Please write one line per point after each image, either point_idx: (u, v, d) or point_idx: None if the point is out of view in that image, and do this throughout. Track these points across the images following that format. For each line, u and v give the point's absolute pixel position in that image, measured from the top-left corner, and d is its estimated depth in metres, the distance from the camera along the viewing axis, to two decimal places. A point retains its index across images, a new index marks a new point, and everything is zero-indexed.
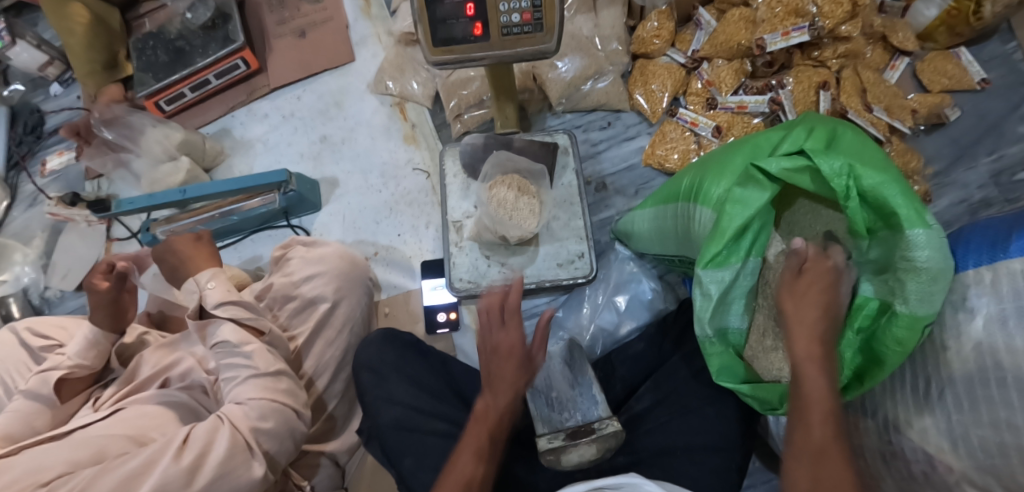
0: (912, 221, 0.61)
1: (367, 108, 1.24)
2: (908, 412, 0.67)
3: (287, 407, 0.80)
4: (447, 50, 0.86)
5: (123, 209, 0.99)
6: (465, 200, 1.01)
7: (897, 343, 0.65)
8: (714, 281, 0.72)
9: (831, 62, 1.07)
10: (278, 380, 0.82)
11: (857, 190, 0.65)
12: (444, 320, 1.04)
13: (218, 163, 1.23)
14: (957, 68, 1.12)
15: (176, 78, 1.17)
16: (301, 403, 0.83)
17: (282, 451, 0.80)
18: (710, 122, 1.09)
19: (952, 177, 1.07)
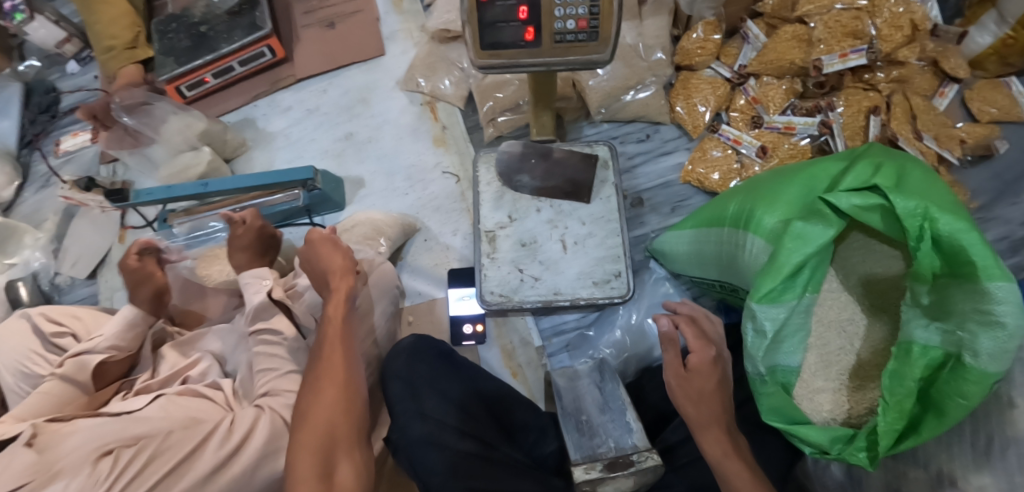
0: (992, 273, 0.59)
1: (396, 106, 1.19)
2: (965, 466, 0.64)
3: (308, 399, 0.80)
4: (493, 54, 0.82)
5: (140, 200, 0.95)
6: (498, 210, 0.97)
7: (960, 396, 0.61)
8: (769, 318, 0.68)
9: (882, 86, 1.04)
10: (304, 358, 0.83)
11: (931, 234, 0.62)
12: (470, 333, 1.00)
13: (239, 154, 1.19)
14: (1005, 99, 1.09)
15: (199, 63, 1.13)
16: None
17: None
18: (754, 141, 1.05)
19: (995, 212, 1.05)
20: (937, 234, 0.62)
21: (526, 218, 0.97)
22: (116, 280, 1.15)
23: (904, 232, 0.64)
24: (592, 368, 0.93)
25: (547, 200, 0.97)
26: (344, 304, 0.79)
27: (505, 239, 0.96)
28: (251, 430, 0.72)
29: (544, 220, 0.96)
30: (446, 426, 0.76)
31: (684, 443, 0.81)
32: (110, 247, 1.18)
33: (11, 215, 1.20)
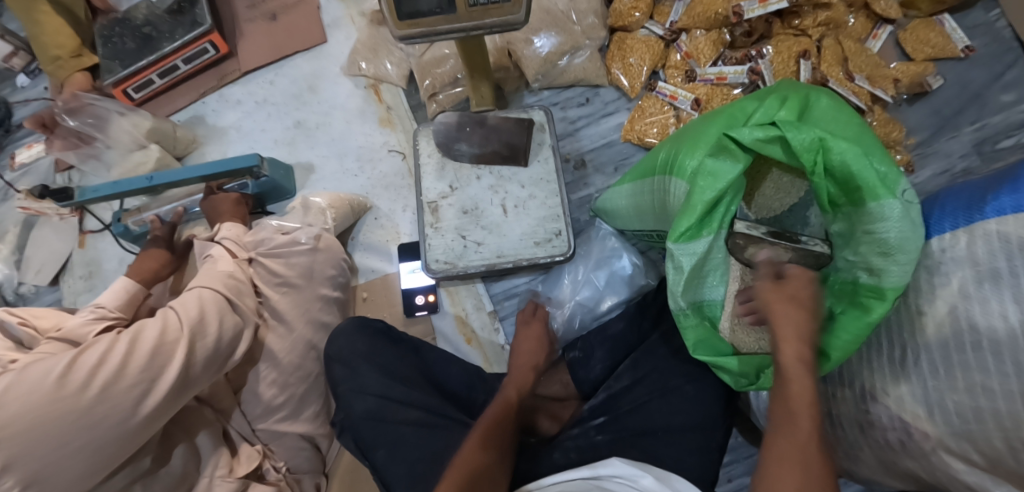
0: (878, 193, 0.61)
1: (341, 92, 1.21)
2: (884, 380, 0.65)
3: (217, 359, 0.79)
4: (413, 23, 0.82)
5: (89, 198, 0.97)
6: (440, 180, 0.99)
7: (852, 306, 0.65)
8: (687, 253, 0.69)
9: (811, 31, 1.05)
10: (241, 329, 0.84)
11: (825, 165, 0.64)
12: (423, 303, 1.03)
13: (190, 151, 1.20)
14: (940, 36, 1.08)
15: (143, 64, 1.14)
16: (221, 355, 0.79)
17: (220, 323, 0.80)
18: (689, 95, 1.07)
19: (934, 147, 1.05)
20: (832, 165, 0.64)
21: (467, 186, 0.98)
22: (78, 284, 1.16)
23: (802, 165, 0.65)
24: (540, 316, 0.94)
25: (486, 166, 0.99)
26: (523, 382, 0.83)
27: (448, 208, 0.97)
28: (139, 332, 0.73)
29: (484, 187, 0.98)
30: (387, 398, 0.80)
31: (629, 389, 0.81)
32: (71, 252, 1.19)
33: None
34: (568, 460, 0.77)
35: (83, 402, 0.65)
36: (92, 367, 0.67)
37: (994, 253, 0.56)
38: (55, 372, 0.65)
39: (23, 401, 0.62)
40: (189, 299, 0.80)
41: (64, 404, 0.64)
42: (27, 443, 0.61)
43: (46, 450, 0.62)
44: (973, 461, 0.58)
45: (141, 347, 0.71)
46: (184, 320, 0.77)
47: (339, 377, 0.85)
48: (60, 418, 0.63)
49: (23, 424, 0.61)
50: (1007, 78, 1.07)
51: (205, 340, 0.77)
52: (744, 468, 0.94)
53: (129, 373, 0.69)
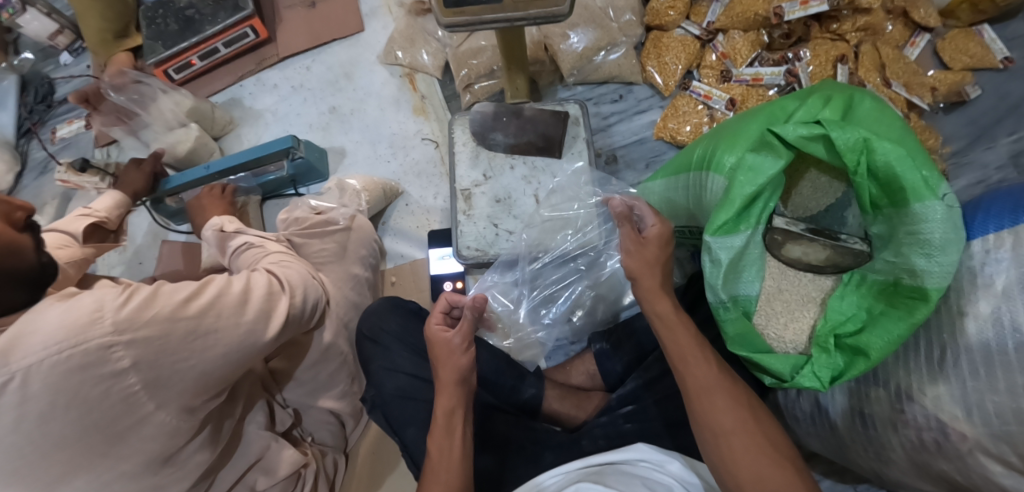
0: (921, 194, 0.61)
1: (376, 79, 1.22)
2: (921, 380, 0.65)
3: (299, 317, 0.79)
4: (459, 11, 0.83)
5: (170, 187, 1.04)
6: (474, 168, 1.00)
7: (892, 307, 0.66)
8: (724, 248, 0.69)
9: (849, 35, 1.05)
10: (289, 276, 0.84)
11: (869, 165, 0.64)
12: (451, 289, 1.04)
13: (227, 132, 1.23)
14: (979, 47, 1.07)
15: (185, 46, 1.16)
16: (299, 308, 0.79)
17: (294, 277, 0.81)
18: (724, 95, 1.07)
19: (970, 157, 1.03)
20: (876, 165, 0.64)
21: (501, 176, 1.00)
22: (111, 256, 1.18)
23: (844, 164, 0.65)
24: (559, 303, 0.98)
25: (521, 156, 1.00)
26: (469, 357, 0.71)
27: (480, 196, 0.99)
28: (249, 278, 0.74)
29: (518, 177, 1.00)
30: (418, 378, 0.82)
31: (657, 381, 0.81)
32: None
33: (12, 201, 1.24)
34: (597, 447, 0.77)
35: (207, 324, 0.64)
36: (214, 295, 0.67)
37: None
38: (182, 292, 0.64)
39: (158, 310, 0.60)
40: (282, 268, 0.82)
41: (192, 321, 0.62)
42: (153, 355, 0.59)
43: (168, 364, 0.60)
44: (1009, 463, 0.59)
45: (256, 292, 0.72)
46: (279, 279, 0.79)
47: (369, 356, 0.86)
48: (179, 337, 0.61)
49: (159, 332, 0.59)
50: None
51: (297, 300, 0.79)
52: None
53: (246, 310, 0.69)
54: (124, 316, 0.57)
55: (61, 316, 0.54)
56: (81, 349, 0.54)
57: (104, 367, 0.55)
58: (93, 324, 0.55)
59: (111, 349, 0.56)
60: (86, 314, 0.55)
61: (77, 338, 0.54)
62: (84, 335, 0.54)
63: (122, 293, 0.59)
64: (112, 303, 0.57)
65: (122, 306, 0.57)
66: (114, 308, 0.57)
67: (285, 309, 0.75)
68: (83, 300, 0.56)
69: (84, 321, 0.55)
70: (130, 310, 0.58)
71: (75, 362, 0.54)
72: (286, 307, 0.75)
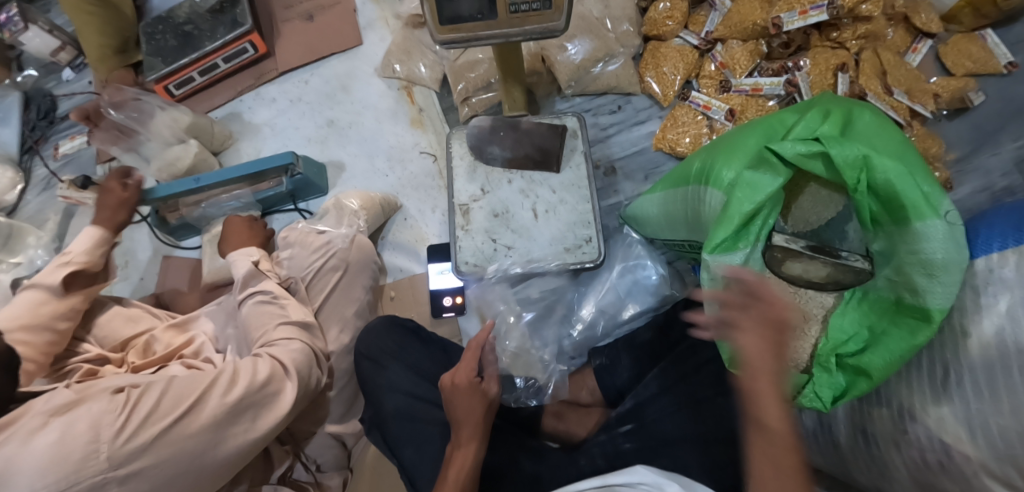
0: (922, 213, 0.60)
1: (374, 92, 1.22)
2: (924, 399, 0.63)
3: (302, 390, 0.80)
4: (454, 28, 0.83)
5: (158, 195, 0.96)
6: (472, 182, 1.00)
7: (896, 326, 0.65)
8: (723, 266, 0.69)
9: (850, 43, 1.04)
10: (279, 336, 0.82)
11: (869, 183, 0.63)
12: (450, 305, 1.04)
13: (226, 147, 1.23)
14: (982, 51, 1.05)
15: (184, 62, 1.17)
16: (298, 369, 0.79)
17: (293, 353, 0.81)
18: (722, 105, 1.06)
19: (974, 164, 1.02)
20: (875, 183, 0.63)
21: (499, 190, 0.99)
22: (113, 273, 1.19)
23: (843, 182, 0.64)
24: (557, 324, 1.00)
25: (518, 171, 1.00)
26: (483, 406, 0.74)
27: (478, 211, 0.98)
28: (256, 369, 0.74)
29: (515, 190, 0.99)
30: (415, 397, 0.82)
31: (657, 398, 0.81)
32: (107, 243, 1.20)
33: (15, 218, 1.24)
34: (595, 467, 0.77)
35: (202, 444, 0.66)
36: (213, 403, 0.68)
37: None
38: (180, 405, 0.66)
39: (152, 436, 0.63)
40: (286, 349, 0.80)
41: (189, 442, 0.66)
42: (148, 478, 0.63)
43: (166, 480, 0.64)
44: (1014, 484, 0.57)
45: (257, 379, 0.73)
46: (283, 364, 0.78)
47: (366, 376, 0.86)
48: (175, 458, 0.65)
49: (157, 459, 0.63)
50: None
51: (302, 379, 0.79)
52: None
53: (246, 416, 0.71)
54: (116, 451, 0.61)
55: (54, 452, 0.58)
56: (73, 489, 0.59)
57: None
58: (88, 459, 0.60)
59: (103, 486, 0.61)
60: (80, 451, 0.60)
61: (69, 476, 0.58)
62: (76, 474, 0.59)
63: (120, 411, 0.63)
64: (107, 432, 0.61)
65: (115, 436, 0.61)
66: (105, 440, 0.61)
67: (289, 399, 0.75)
68: (80, 422, 0.61)
69: (77, 459, 0.59)
70: (124, 439, 0.62)
71: None
72: (291, 397, 0.76)
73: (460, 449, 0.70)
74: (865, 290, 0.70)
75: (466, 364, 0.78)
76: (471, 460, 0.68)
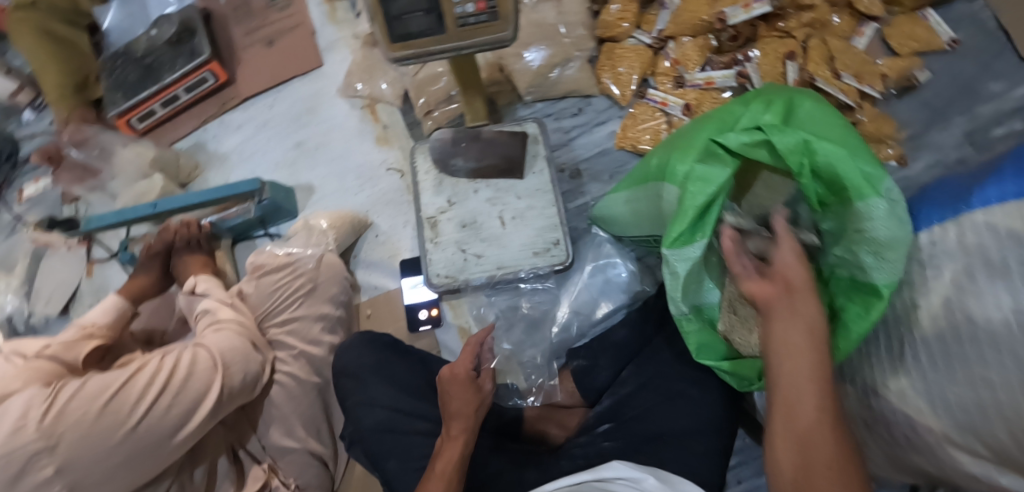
0: (863, 192, 0.62)
1: (338, 112, 1.23)
2: (885, 373, 0.65)
3: (240, 387, 0.83)
4: (405, 45, 0.85)
5: (93, 227, 1.00)
6: (438, 195, 1.00)
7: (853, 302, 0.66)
8: (682, 259, 0.70)
9: (796, 31, 1.07)
10: (219, 332, 0.86)
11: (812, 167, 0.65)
12: (426, 317, 1.05)
13: (194, 178, 1.23)
14: (925, 30, 1.08)
15: (145, 95, 1.17)
16: (234, 369, 0.83)
17: (234, 352, 0.84)
18: (679, 100, 1.08)
19: (927, 140, 1.04)
20: (819, 167, 0.65)
21: (465, 200, 1.00)
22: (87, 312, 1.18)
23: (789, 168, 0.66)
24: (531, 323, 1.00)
25: (483, 180, 1.00)
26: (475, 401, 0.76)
27: (447, 222, 0.99)
28: (183, 358, 0.78)
29: (483, 199, 1.00)
30: (394, 411, 0.83)
31: (634, 395, 0.83)
32: (78, 281, 1.20)
33: None
34: (576, 466, 0.78)
35: (127, 421, 0.71)
36: (141, 384, 0.73)
37: (985, 245, 0.56)
38: (110, 386, 0.72)
39: (81, 413, 0.68)
40: (218, 343, 0.83)
41: (115, 419, 0.70)
42: (76, 449, 0.68)
43: (95, 457, 0.69)
44: (978, 453, 0.58)
45: (184, 367, 0.77)
46: (215, 356, 0.81)
47: (346, 395, 0.87)
48: (105, 433, 0.69)
49: (81, 431, 0.68)
50: (995, 68, 1.06)
51: (234, 374, 0.82)
52: (753, 470, 0.93)
53: (178, 399, 0.75)
54: (44, 425, 0.66)
55: None
56: (5, 461, 0.64)
57: (30, 476, 0.66)
58: (17, 433, 0.65)
59: (37, 457, 0.66)
60: (9, 427, 0.65)
61: (1, 449, 0.64)
62: (7, 446, 0.64)
63: (49, 396, 0.69)
64: (35, 412, 0.67)
65: (43, 415, 0.67)
66: (34, 418, 0.66)
67: (217, 390, 0.79)
68: (12, 408, 0.67)
69: (8, 433, 0.65)
70: (51, 417, 0.67)
71: (2, 475, 0.64)
72: (219, 389, 0.79)
73: (449, 441, 0.73)
74: (822, 272, 0.71)
75: (466, 356, 0.81)
76: (458, 454, 0.72)
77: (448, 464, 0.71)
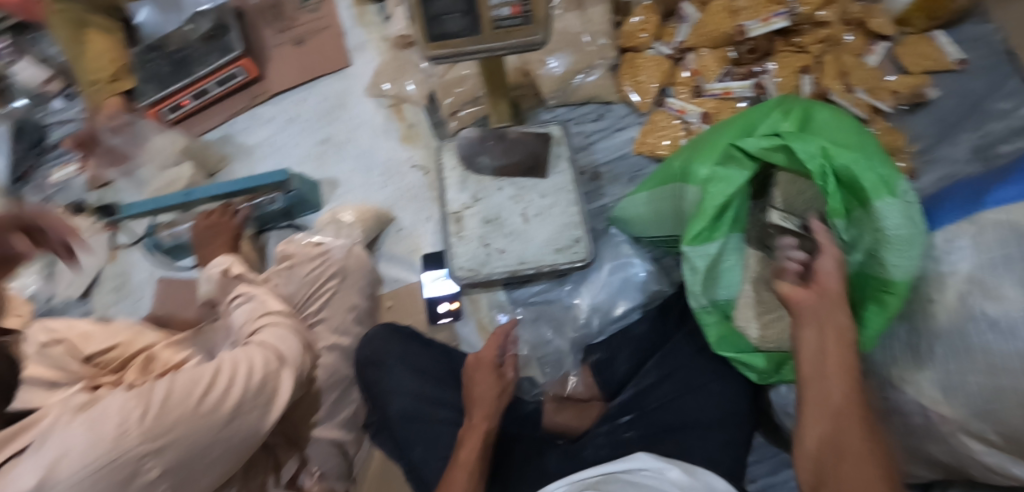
0: (880, 193, 0.65)
1: (365, 110, 1.26)
2: (904, 366, 0.68)
3: (296, 381, 0.83)
4: (441, 44, 0.88)
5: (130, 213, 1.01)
6: (463, 191, 1.03)
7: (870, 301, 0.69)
8: (701, 255, 0.74)
9: (811, 47, 1.11)
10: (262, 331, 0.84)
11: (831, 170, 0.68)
12: (446, 310, 1.07)
13: (221, 168, 1.26)
14: (934, 50, 1.13)
15: (177, 86, 1.22)
16: (292, 357, 0.82)
17: (287, 339, 0.84)
18: (698, 109, 1.12)
19: (936, 154, 1.07)
20: (836, 169, 0.68)
21: (490, 197, 1.02)
22: (110, 296, 1.20)
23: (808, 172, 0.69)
24: (553, 320, 1.04)
25: (507, 178, 1.03)
26: (495, 390, 0.78)
27: (471, 217, 1.02)
28: (250, 355, 0.77)
29: (506, 197, 1.02)
30: (421, 398, 0.85)
31: (656, 386, 0.85)
32: (101, 266, 1.22)
33: None
34: (599, 455, 0.79)
35: (223, 418, 0.68)
36: (228, 383, 0.71)
37: (999, 242, 0.59)
38: (199, 384, 0.68)
39: (182, 412, 0.64)
40: (274, 335, 0.83)
41: (213, 418, 0.67)
42: (180, 449, 0.63)
43: (195, 456, 0.65)
44: (991, 440, 0.61)
45: (258, 365, 0.76)
46: (279, 351, 0.81)
47: (368, 380, 0.89)
48: (204, 431, 0.66)
49: (186, 429, 0.64)
50: (1007, 88, 1.08)
51: (297, 366, 0.82)
52: (767, 469, 0.94)
53: (260, 396, 0.74)
54: (151, 424, 0.61)
55: (88, 434, 0.58)
56: (117, 462, 0.58)
57: (138, 479, 0.60)
58: (123, 436, 0.59)
59: (145, 460, 0.60)
60: (113, 428, 0.59)
61: (110, 455, 0.58)
62: (119, 448, 0.58)
63: (142, 396, 0.63)
64: (137, 412, 0.61)
65: (146, 414, 0.61)
66: (138, 420, 0.61)
67: (288, 387, 0.78)
68: (108, 409, 0.60)
69: (113, 434, 0.59)
70: (155, 415, 0.62)
71: (111, 479, 0.58)
72: (289, 386, 0.79)
73: (471, 428, 0.74)
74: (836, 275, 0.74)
75: (492, 344, 0.84)
76: (484, 440, 0.73)
77: (470, 453, 0.71)
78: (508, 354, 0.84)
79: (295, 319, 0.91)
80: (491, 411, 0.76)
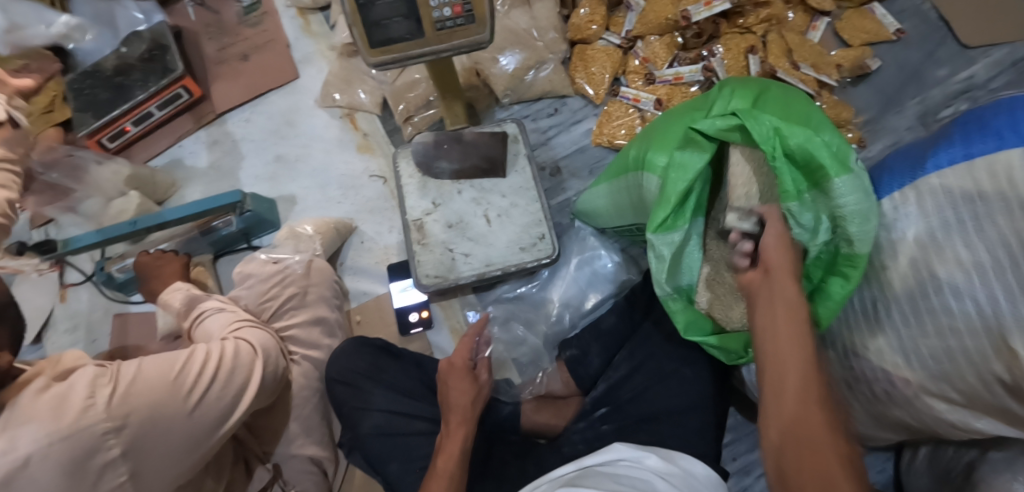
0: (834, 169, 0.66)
1: (318, 123, 1.24)
2: (863, 334, 0.70)
3: (266, 392, 0.82)
4: (384, 50, 0.86)
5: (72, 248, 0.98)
6: (424, 197, 1.02)
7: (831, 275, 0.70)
8: (666, 243, 0.73)
9: (755, 27, 1.13)
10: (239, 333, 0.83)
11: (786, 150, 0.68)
12: (417, 320, 1.06)
13: (170, 195, 1.21)
14: (873, 23, 1.15)
15: (117, 113, 1.15)
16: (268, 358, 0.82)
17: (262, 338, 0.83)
18: (650, 96, 1.13)
19: (883, 124, 1.10)
20: (791, 149, 0.68)
21: (450, 201, 1.01)
22: (63, 338, 1.14)
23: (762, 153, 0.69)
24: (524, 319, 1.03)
25: (467, 181, 1.02)
26: (469, 395, 0.77)
27: (433, 224, 1.00)
28: (224, 345, 0.77)
29: (467, 199, 1.01)
30: (393, 414, 0.83)
31: (628, 378, 0.84)
32: (52, 308, 1.17)
33: None
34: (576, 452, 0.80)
35: (190, 402, 0.67)
36: (198, 369, 0.70)
37: (942, 207, 0.61)
38: (168, 368, 0.67)
39: (151, 392, 0.64)
40: (252, 335, 0.83)
41: (179, 400, 0.66)
42: (145, 428, 0.62)
43: (157, 439, 0.64)
44: (951, 398, 0.63)
45: (230, 355, 0.75)
46: (255, 346, 0.81)
47: (340, 398, 0.87)
48: (171, 413, 0.65)
49: (152, 410, 0.63)
50: (939, 54, 1.13)
51: (269, 368, 0.82)
52: (746, 446, 0.96)
53: (230, 384, 0.73)
54: (115, 402, 0.61)
55: (49, 410, 0.57)
56: (75, 438, 0.57)
57: (97, 456, 0.59)
58: (85, 412, 0.59)
59: (106, 438, 0.60)
60: (76, 405, 0.59)
61: (69, 429, 0.57)
62: (80, 425, 0.58)
63: (110, 375, 0.63)
64: (103, 389, 0.61)
65: (112, 393, 0.61)
66: (103, 396, 0.60)
67: (259, 378, 0.77)
68: (76, 384, 0.60)
69: (77, 410, 0.58)
70: (120, 394, 0.62)
71: (69, 455, 0.57)
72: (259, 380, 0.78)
73: (449, 435, 0.74)
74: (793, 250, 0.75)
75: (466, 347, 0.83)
76: (462, 445, 0.72)
77: (447, 464, 0.71)
78: (481, 357, 0.83)
79: (264, 327, 0.89)
80: (466, 415, 0.75)
